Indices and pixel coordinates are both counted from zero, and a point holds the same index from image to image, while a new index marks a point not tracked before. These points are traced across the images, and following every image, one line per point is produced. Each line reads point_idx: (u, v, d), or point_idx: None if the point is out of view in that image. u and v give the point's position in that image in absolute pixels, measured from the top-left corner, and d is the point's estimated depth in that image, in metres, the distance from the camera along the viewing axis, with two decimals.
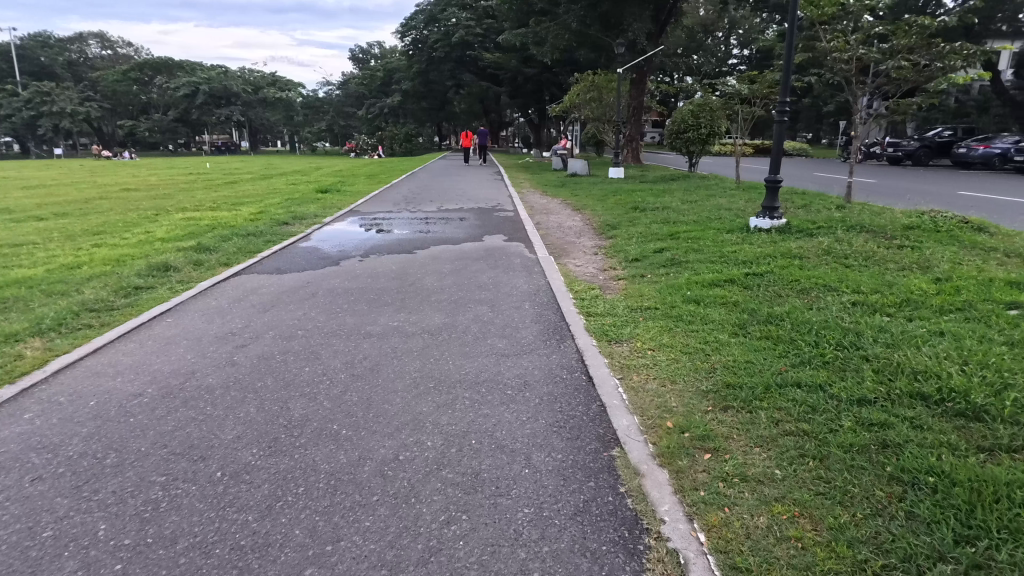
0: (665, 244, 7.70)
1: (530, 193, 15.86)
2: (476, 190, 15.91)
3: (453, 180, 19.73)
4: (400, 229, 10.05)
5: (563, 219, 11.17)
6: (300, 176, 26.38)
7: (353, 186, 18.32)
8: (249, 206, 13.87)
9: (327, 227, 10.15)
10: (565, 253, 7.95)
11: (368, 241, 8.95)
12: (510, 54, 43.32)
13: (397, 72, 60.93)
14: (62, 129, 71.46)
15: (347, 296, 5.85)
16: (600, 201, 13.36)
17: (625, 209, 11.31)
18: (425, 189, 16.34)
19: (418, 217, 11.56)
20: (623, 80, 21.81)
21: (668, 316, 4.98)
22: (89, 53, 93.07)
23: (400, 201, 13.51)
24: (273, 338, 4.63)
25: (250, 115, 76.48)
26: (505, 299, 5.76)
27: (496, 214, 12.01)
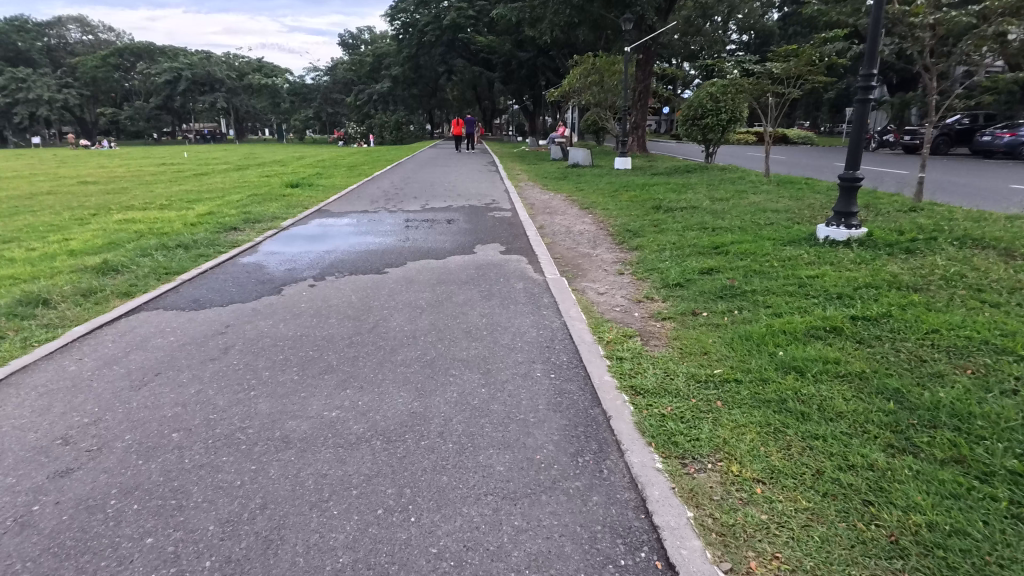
0: (712, 262, 5.88)
1: (529, 187, 13.93)
2: (467, 185, 13.98)
3: (442, 172, 17.77)
4: (373, 238, 8.15)
5: (571, 221, 9.31)
6: (277, 167, 24.29)
7: (329, 178, 16.34)
8: (204, 204, 11.90)
9: (283, 235, 8.26)
10: (581, 275, 6.10)
11: (330, 255, 7.06)
12: (505, 37, 41.08)
13: (387, 57, 58.57)
14: (37, 117, 68.54)
15: (275, 355, 4.02)
16: (611, 197, 11.47)
17: (644, 210, 9.47)
18: (409, 183, 14.42)
19: (398, 220, 9.65)
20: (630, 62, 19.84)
21: (762, 401, 3.19)
22: (70, 39, 90.10)
23: (379, 199, 11.60)
24: (123, 456, 2.81)
25: (234, 102, 73.82)
26: (503, 356, 3.94)
27: (490, 214, 10.16)
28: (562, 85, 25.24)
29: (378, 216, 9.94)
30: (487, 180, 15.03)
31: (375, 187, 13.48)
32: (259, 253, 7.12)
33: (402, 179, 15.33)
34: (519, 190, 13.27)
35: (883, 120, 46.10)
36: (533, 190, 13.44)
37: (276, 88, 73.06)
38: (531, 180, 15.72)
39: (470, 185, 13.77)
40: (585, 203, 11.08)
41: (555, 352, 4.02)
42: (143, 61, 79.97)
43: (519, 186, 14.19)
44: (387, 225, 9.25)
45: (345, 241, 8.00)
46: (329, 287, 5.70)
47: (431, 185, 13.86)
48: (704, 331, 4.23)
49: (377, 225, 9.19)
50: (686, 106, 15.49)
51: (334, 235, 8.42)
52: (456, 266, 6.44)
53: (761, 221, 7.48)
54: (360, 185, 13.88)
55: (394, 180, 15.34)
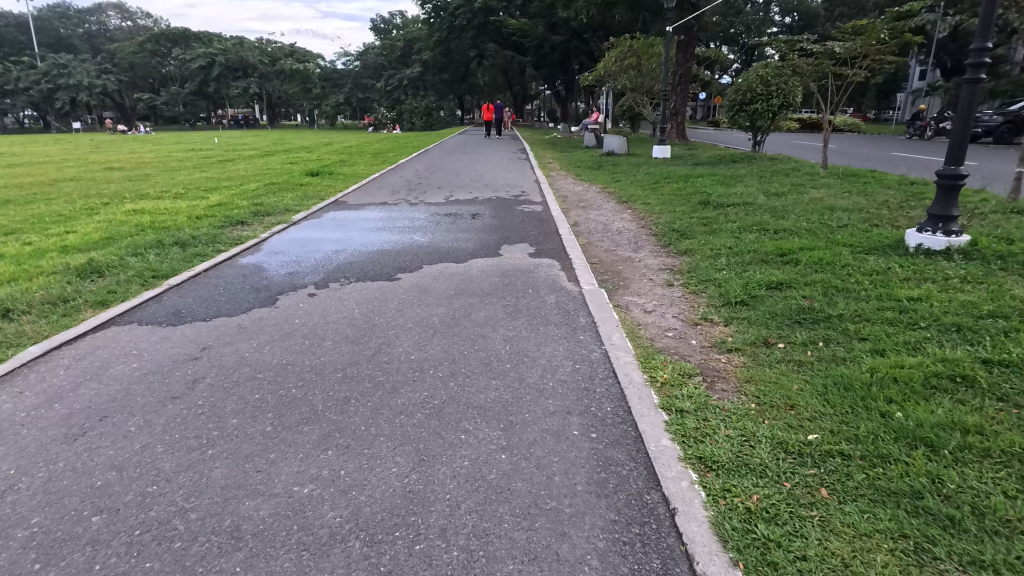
0: (781, 275, 4.95)
1: (561, 177, 13.03)
2: (496, 174, 13.15)
3: (470, 160, 16.97)
4: (389, 234, 7.41)
5: (609, 218, 8.42)
6: (303, 154, 23.82)
7: (351, 166, 15.66)
8: (220, 194, 11.33)
9: (293, 231, 7.58)
10: (624, 285, 5.24)
11: (340, 255, 6.34)
12: (537, 20, 39.82)
13: (418, 42, 57.79)
14: (78, 102, 70.02)
15: (251, 391, 3.28)
16: (651, 190, 10.50)
17: (691, 205, 8.51)
18: (435, 172, 13.65)
19: (419, 213, 8.90)
20: (670, 43, 18.62)
21: (885, 493, 2.33)
22: (110, 26, 91.86)
23: (401, 190, 10.86)
24: (18, 554, 2.10)
25: (267, 88, 74.12)
26: (529, 400, 3.14)
27: (519, 208, 9.33)
28: (597, 69, 24.06)
29: (399, 209, 9.21)
30: (517, 170, 14.17)
31: (398, 176, 12.75)
32: (262, 252, 6.46)
33: (427, 168, 14.58)
34: (551, 180, 12.39)
35: (938, 106, 43.41)
36: (566, 180, 12.55)
37: (307, 73, 73.09)
38: (563, 170, 14.80)
39: (499, 175, 12.93)
40: (622, 197, 10.14)
41: (595, 396, 3.19)
42: (179, 46, 80.86)
43: (550, 176, 13.30)
44: (408, 218, 8.51)
45: (359, 238, 7.28)
46: (332, 296, 4.97)
47: (458, 175, 13.07)
48: (785, 374, 3.35)
49: (395, 219, 8.46)
50: (733, 91, 14.32)
51: (348, 230, 7.71)
52: (479, 272, 5.64)
53: (831, 222, 6.48)
54: (383, 174, 13.17)
55: (419, 168, 14.59)
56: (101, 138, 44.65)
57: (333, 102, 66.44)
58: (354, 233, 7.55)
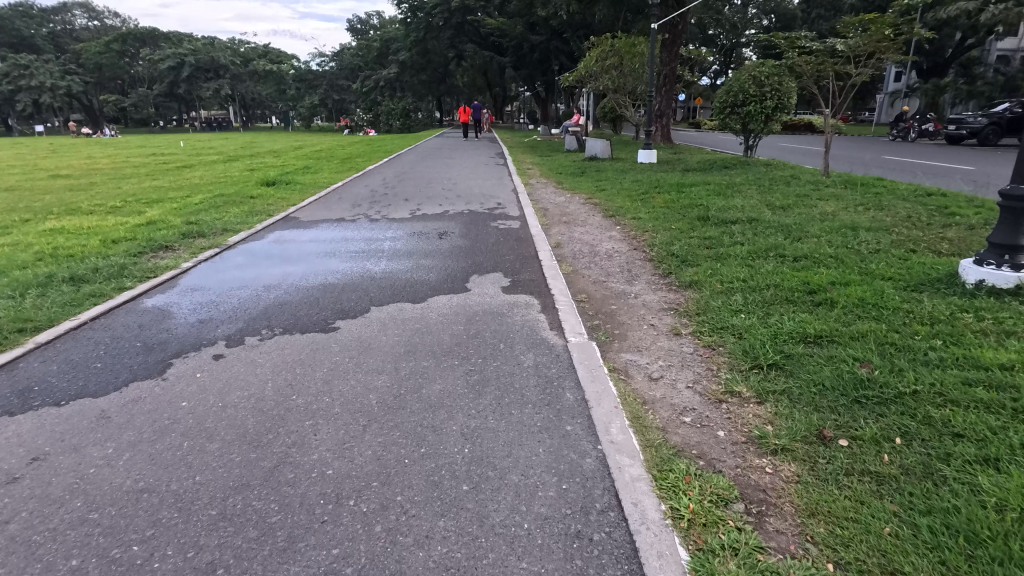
0: (818, 323, 3.94)
1: (541, 185, 12.01)
2: (470, 183, 12.09)
3: (444, 166, 15.90)
4: (338, 260, 6.29)
5: (595, 236, 7.38)
6: (269, 159, 22.49)
7: (313, 173, 14.45)
8: (158, 208, 10.10)
9: (225, 258, 6.41)
10: (619, 335, 4.18)
11: (270, 291, 5.22)
12: (516, 19, 38.84)
13: (394, 42, 56.51)
14: (41, 104, 67.48)
15: (64, 551, 2.16)
16: (641, 201, 9.51)
17: (687, 221, 7.52)
18: (404, 180, 12.57)
19: (380, 231, 7.78)
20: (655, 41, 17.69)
21: None
22: (76, 25, 88.97)
23: (361, 202, 9.73)
24: None
25: (239, 89, 72.12)
26: (489, 566, 2.06)
27: (493, 224, 8.26)
28: (577, 69, 23.08)
29: (356, 227, 8.07)
30: (494, 177, 13.13)
31: (363, 186, 11.62)
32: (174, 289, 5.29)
33: (397, 175, 13.50)
34: (530, 189, 11.37)
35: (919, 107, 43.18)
36: (546, 189, 11.53)
37: (281, 74, 71.15)
38: (543, 176, 13.81)
39: (473, 184, 11.87)
40: (609, 209, 9.14)
41: (588, 552, 2.12)
42: (148, 46, 78.43)
43: (529, 184, 12.28)
44: (365, 238, 7.41)
45: (300, 265, 6.15)
46: (244, 357, 3.84)
47: (428, 184, 11.98)
48: (864, 499, 2.34)
49: (350, 238, 7.35)
50: (723, 92, 13.39)
51: (291, 255, 6.58)
52: (439, 315, 4.54)
53: (858, 245, 5.50)
54: (344, 184, 12.01)
55: (387, 176, 13.48)
56: (65, 141, 42.90)
57: (307, 103, 64.72)
58: (298, 259, 6.40)
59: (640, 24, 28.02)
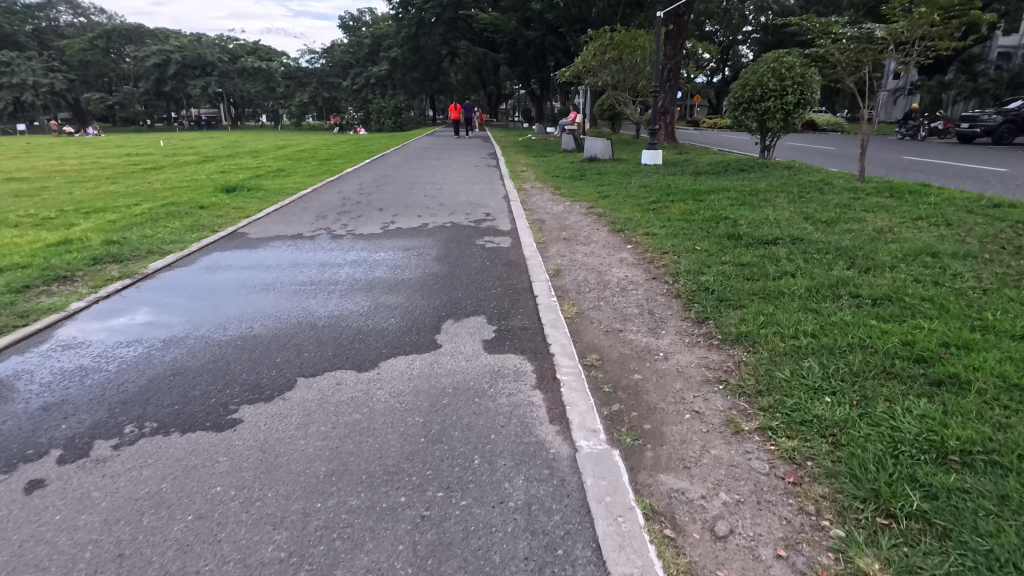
0: (954, 424, 2.61)
1: (537, 192, 10.66)
2: (457, 189, 10.74)
3: (431, 168, 14.53)
4: (277, 296, 4.92)
5: (603, 259, 6.02)
6: (246, 160, 21.06)
7: (284, 177, 13.04)
8: (93, 220, 8.73)
9: (135, 293, 5.06)
10: (651, 435, 2.84)
11: (169, 350, 3.85)
12: (510, 14, 37.52)
13: (386, 38, 55.07)
14: (23, 102, 65.82)
15: None
16: (652, 211, 8.16)
17: (712, 239, 6.18)
18: (384, 186, 11.21)
19: (340, 251, 6.41)
20: (659, 32, 16.35)
21: None
22: (63, 22, 87.16)
23: (326, 213, 8.36)
24: None
25: (228, 87, 70.42)
26: None
27: (478, 240, 6.89)
28: (575, 64, 21.72)
29: (313, 245, 6.68)
30: (484, 182, 11.79)
31: (334, 193, 10.24)
32: (43, 348, 3.93)
33: (376, 179, 12.13)
34: (525, 196, 10.02)
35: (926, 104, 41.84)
36: (543, 196, 10.17)
37: (271, 71, 69.49)
38: (539, 180, 12.46)
39: (461, 190, 10.51)
40: (616, 222, 7.79)
41: None
42: (136, 43, 76.79)
43: (524, 189, 10.93)
44: (319, 260, 6.03)
45: (226, 303, 4.78)
46: (74, 487, 2.47)
47: (410, 191, 10.63)
48: None
49: (300, 261, 5.97)
50: (739, 86, 11.99)
51: (220, 288, 5.21)
52: (391, 397, 3.17)
53: (956, 283, 4.16)
54: (315, 190, 10.62)
55: (366, 180, 12.11)
56: (46, 140, 41.56)
57: (297, 101, 63.17)
58: (228, 294, 5.03)
59: (640, 17, 26.67)
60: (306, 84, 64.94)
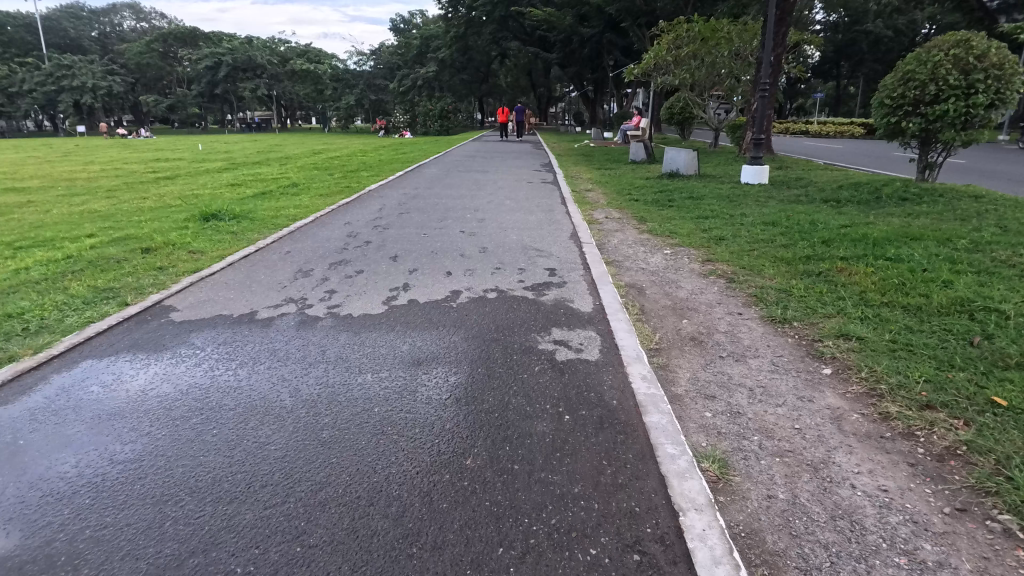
0: None
1: (614, 227, 7.72)
2: (506, 221, 7.90)
3: (474, 185, 11.78)
4: (107, 531, 2.20)
5: (798, 416, 2.98)
6: (270, 168, 18.81)
7: (292, 197, 10.50)
8: (1, 267, 6.29)
9: (114, 361, 3.68)
10: None
11: (151, 427, 2.93)
12: (564, 10, 34.52)
13: (434, 39, 53.00)
14: (82, 104, 66.83)
15: None
16: (819, 276, 5.09)
17: (1014, 377, 3.11)
18: (411, 215, 8.44)
19: (301, 364, 3.58)
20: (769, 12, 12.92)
21: None
22: (125, 26, 88.90)
23: (314, 269, 5.61)
24: None
25: (277, 89, 69.83)
26: None
27: (540, 337, 3.99)
28: (645, 60, 18.60)
29: (261, 347, 3.85)
30: (540, 208, 8.98)
31: (342, 226, 7.55)
32: (61, 382, 3.40)
33: (404, 203, 9.44)
34: (601, 236, 7.10)
35: None
36: (626, 235, 7.22)
37: (319, 74, 68.56)
38: (613, 204, 9.55)
39: (510, 225, 7.68)
40: (768, 298, 4.73)
41: None
42: (190, 46, 77.07)
43: (596, 221, 8.02)
44: (258, 393, 3.22)
45: (62, 488, 2.46)
46: None
47: (443, 223, 7.84)
48: None
49: (220, 397, 3.19)
50: (896, 81, 8.69)
51: (106, 418, 3.01)
52: None
53: None
54: (320, 220, 7.97)
55: (389, 203, 9.44)
56: (98, 144, 41.29)
57: (344, 103, 61.79)
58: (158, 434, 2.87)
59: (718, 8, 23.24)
60: (352, 86, 63.40)
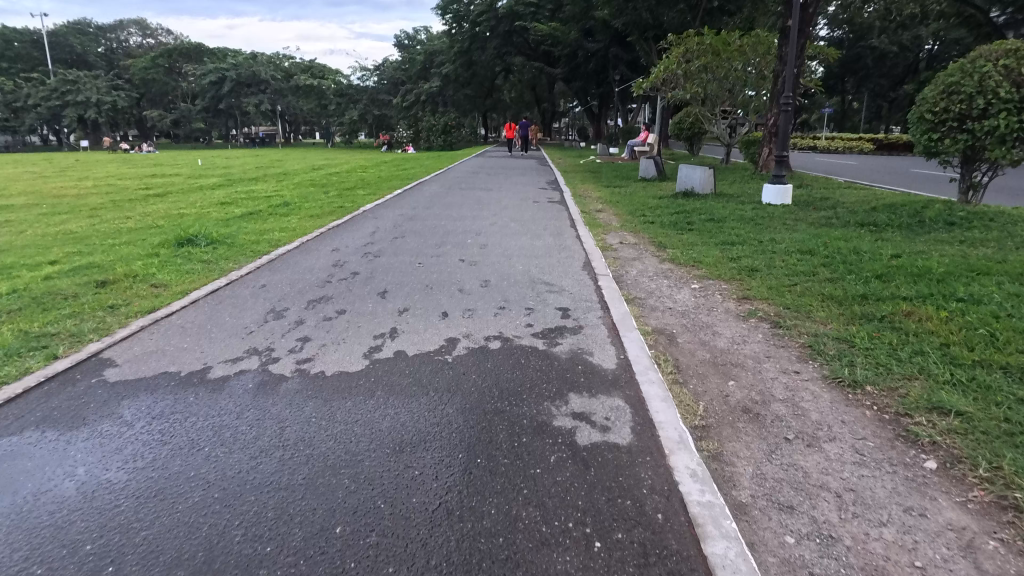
0: None
1: (630, 254, 6.96)
2: (511, 248, 7.15)
3: (476, 204, 11.08)
4: None
5: (915, 546, 2.17)
6: (265, 185, 18.15)
7: (281, 218, 9.79)
8: None
9: (24, 438, 2.92)
10: None
11: (40, 553, 2.15)
12: (569, 25, 34.14)
13: (437, 54, 52.84)
14: (86, 119, 66.78)
15: None
16: (881, 322, 4.32)
17: None
18: (406, 239, 7.69)
19: (250, 452, 2.77)
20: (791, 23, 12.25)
21: None
22: (131, 42, 89.35)
23: (289, 308, 4.85)
24: None
25: (280, 103, 69.78)
26: None
27: (555, 406, 3.20)
28: (654, 73, 17.97)
29: (203, 422, 3.06)
30: (548, 232, 8.24)
31: (329, 253, 6.80)
32: None
33: (400, 226, 8.69)
34: (617, 266, 6.34)
35: None
36: (645, 265, 6.45)
37: (323, 89, 68.53)
38: (627, 226, 8.81)
39: (515, 252, 6.93)
40: (828, 351, 3.94)
41: None
42: (194, 61, 77.24)
43: (610, 248, 7.27)
44: (184, 501, 2.42)
45: None
46: None
47: (441, 249, 7.09)
48: None
49: (135, 505, 2.40)
50: (937, 94, 7.97)
51: None
52: None
53: None
54: (306, 246, 7.22)
55: (383, 226, 8.70)
56: (100, 159, 40.97)
57: (347, 118, 61.56)
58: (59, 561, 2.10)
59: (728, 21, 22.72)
60: (356, 101, 63.21)
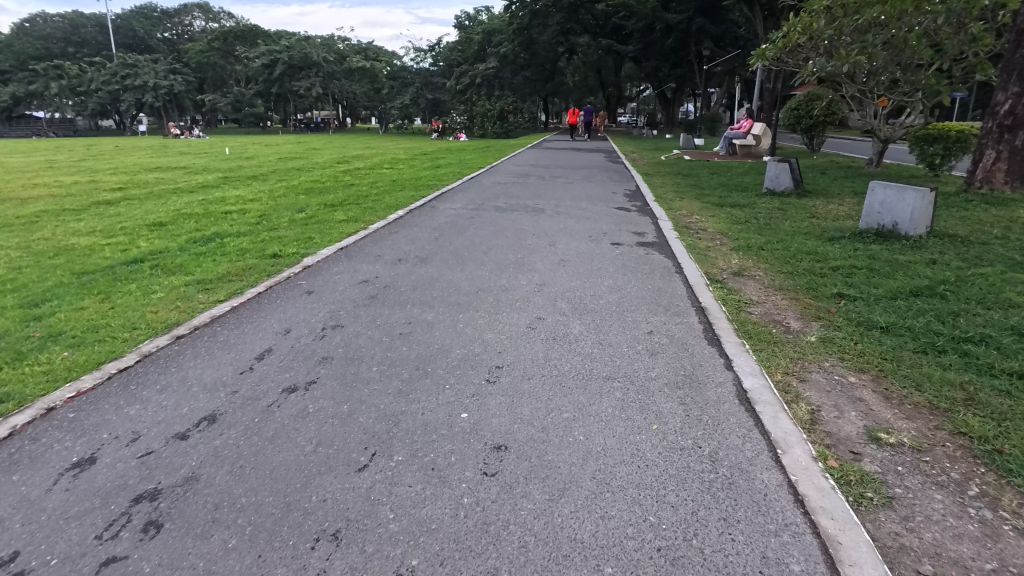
0: None
1: (975, 559, 2.08)
2: (571, 484, 2.41)
3: (512, 249, 6.40)
4: None
5: None
6: (250, 188, 13.99)
7: (154, 281, 5.40)
8: None
9: None
10: None
11: None
12: None
13: (495, 33, 47.96)
14: (142, 104, 65.54)
15: None
16: None
17: None
18: (312, 402, 3.08)
19: None
20: None
21: None
22: (192, 25, 88.36)
23: None
24: None
25: (331, 87, 66.60)
26: None
27: None
28: (784, 37, 12.54)
29: None
30: (659, 372, 3.43)
31: (21, 508, 2.27)
32: None
33: (337, 327, 4.11)
34: None
35: None
36: None
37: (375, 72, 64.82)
38: (838, 344, 3.90)
39: (584, 521, 2.19)
40: None
41: None
42: (248, 43, 74.89)
43: (875, 496, 2.39)
44: None
45: None
46: None
47: (367, 478, 2.45)
48: None
49: None
50: None
51: None
52: None
53: None
54: (23, 441, 2.71)
55: (302, 325, 4.14)
56: (133, 146, 38.34)
57: (398, 103, 57.47)
58: None
59: None
60: (408, 84, 58.86)
